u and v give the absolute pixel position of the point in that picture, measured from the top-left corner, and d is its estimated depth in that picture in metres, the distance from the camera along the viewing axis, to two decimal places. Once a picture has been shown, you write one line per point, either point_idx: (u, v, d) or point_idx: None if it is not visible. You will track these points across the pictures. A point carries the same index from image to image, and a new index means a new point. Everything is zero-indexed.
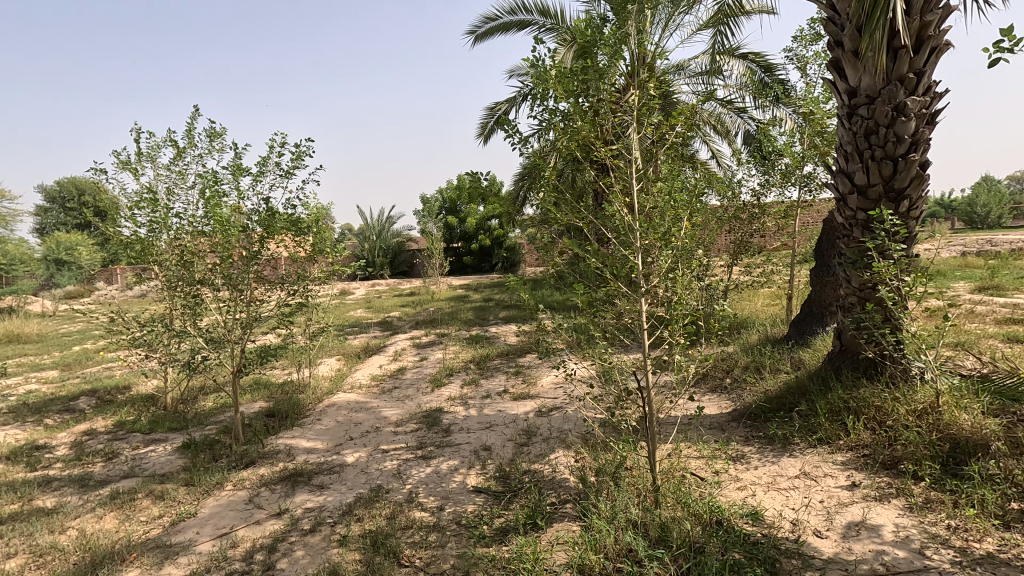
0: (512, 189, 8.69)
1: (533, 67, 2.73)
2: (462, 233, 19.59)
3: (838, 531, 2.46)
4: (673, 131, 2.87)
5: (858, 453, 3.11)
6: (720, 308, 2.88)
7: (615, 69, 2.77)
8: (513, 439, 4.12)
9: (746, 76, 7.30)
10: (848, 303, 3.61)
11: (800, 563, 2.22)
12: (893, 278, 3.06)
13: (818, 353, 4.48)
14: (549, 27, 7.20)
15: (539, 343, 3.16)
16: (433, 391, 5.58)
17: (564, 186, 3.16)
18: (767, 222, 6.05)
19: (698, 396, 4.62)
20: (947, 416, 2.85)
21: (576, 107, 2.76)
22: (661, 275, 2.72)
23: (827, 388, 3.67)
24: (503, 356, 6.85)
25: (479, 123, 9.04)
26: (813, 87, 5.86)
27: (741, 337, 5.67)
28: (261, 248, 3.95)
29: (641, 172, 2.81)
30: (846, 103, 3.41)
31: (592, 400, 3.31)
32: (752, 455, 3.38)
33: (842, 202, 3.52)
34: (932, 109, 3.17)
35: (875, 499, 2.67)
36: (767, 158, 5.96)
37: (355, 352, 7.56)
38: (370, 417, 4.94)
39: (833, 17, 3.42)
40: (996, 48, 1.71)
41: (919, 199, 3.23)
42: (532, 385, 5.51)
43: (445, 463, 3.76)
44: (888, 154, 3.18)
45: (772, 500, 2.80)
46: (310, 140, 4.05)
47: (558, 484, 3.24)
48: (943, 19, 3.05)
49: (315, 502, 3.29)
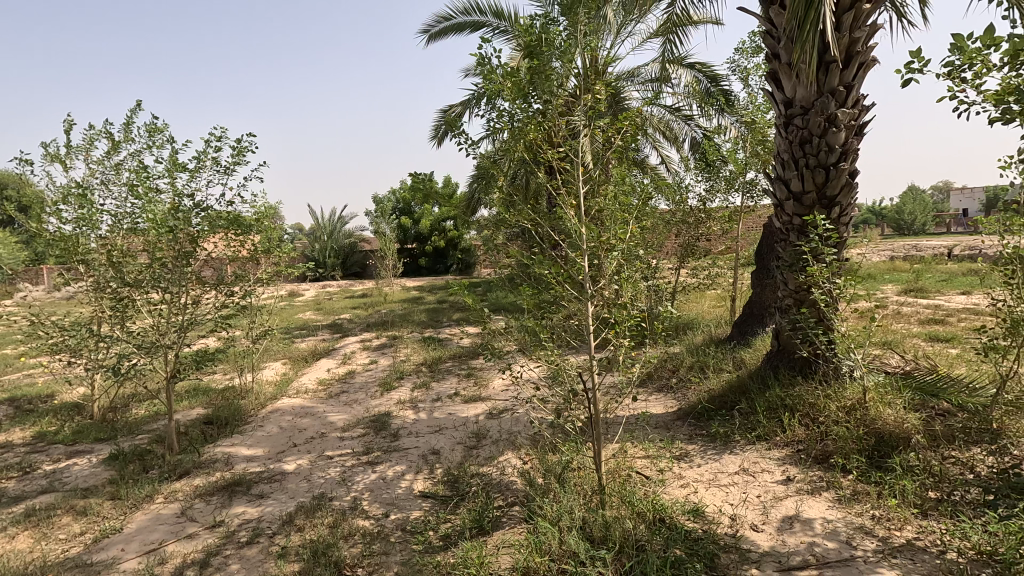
0: (467, 191, 8.68)
1: (478, 66, 2.73)
2: (417, 234, 19.43)
3: (773, 524, 2.56)
4: (621, 134, 2.93)
5: (793, 448, 3.25)
6: (664, 311, 2.98)
7: (566, 73, 2.79)
8: (462, 442, 4.08)
9: (693, 85, 7.58)
10: (785, 304, 3.77)
11: (737, 557, 2.29)
12: (825, 281, 3.21)
13: (757, 353, 4.67)
14: (503, 29, 7.20)
15: (488, 346, 3.12)
16: (382, 395, 5.47)
17: (516, 188, 3.19)
18: (713, 226, 6.26)
19: (644, 396, 4.70)
20: (873, 412, 3.04)
21: (526, 108, 2.78)
22: (609, 277, 2.80)
23: (765, 387, 3.83)
24: (455, 359, 6.79)
25: (433, 124, 8.90)
26: (755, 97, 6.12)
27: (687, 337, 5.85)
28: (195, 248, 3.76)
29: (589, 176, 2.88)
30: (783, 113, 3.55)
31: (539, 402, 3.34)
32: (694, 453, 3.47)
33: (778, 209, 3.68)
34: (860, 121, 3.36)
35: (807, 492, 2.79)
36: (712, 164, 6.18)
37: (302, 355, 7.32)
38: (315, 422, 4.79)
39: (770, 30, 3.56)
40: (908, 68, 1.85)
41: (848, 206, 3.42)
42: (483, 387, 5.48)
43: (391, 469, 3.68)
44: (821, 162, 3.35)
45: (712, 496, 2.88)
46: (253, 135, 3.85)
47: (505, 486, 3.24)
48: (870, 36, 3.23)
49: (253, 513, 3.14)
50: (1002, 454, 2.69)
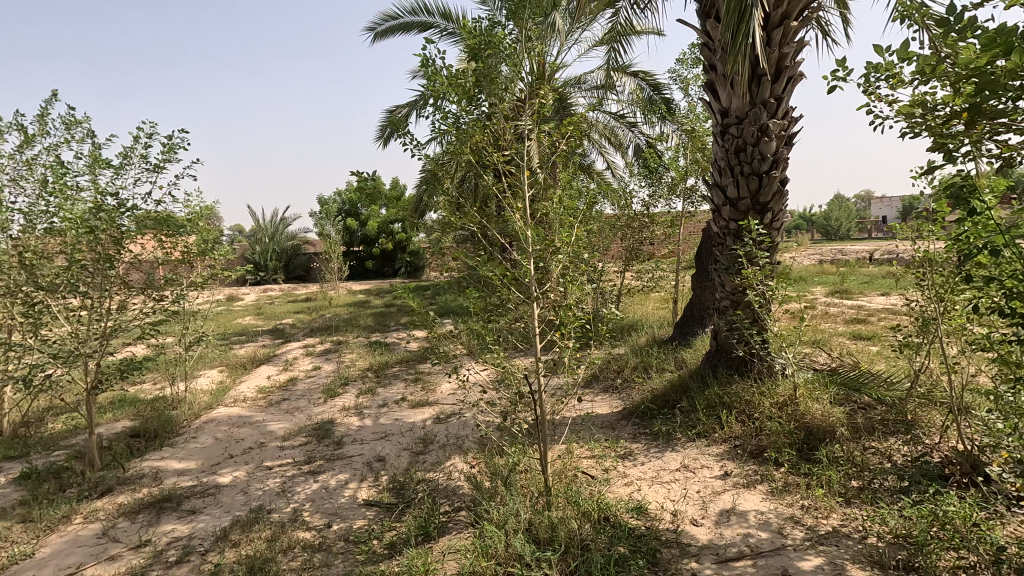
0: (415, 193, 8.57)
1: (423, 67, 2.69)
2: (363, 236, 19.02)
3: (711, 518, 2.64)
4: (566, 139, 2.96)
5: (730, 443, 3.38)
6: (608, 313, 3.04)
7: (511, 77, 2.80)
8: (408, 448, 4.01)
9: (636, 93, 7.80)
10: (722, 306, 3.93)
11: (678, 552, 2.36)
12: (759, 283, 3.36)
13: (697, 353, 4.84)
14: (451, 31, 7.17)
15: (434, 350, 3.08)
16: (325, 402, 5.30)
17: (463, 191, 3.17)
18: (655, 231, 6.40)
19: (590, 397, 4.78)
20: (802, 407, 3.20)
21: (471, 111, 2.77)
22: (554, 280, 2.82)
23: (705, 385, 3.97)
24: (402, 363, 6.67)
25: (380, 124, 8.75)
26: (695, 106, 6.35)
27: (632, 339, 5.99)
28: (120, 250, 3.52)
29: (534, 180, 2.90)
30: (720, 122, 3.70)
31: (486, 405, 3.32)
32: (638, 451, 3.54)
33: (716, 214, 3.83)
34: (790, 132, 3.54)
35: (743, 486, 2.90)
36: (655, 170, 6.37)
37: (240, 362, 7.00)
38: (254, 432, 4.59)
39: (707, 43, 3.71)
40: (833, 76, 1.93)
41: (780, 212, 3.59)
42: (431, 392, 5.42)
43: (334, 478, 3.57)
44: (755, 170, 3.51)
45: (654, 493, 2.95)
46: (184, 133, 3.58)
47: (451, 492, 3.20)
48: (798, 52, 3.42)
49: (183, 530, 2.97)
50: (916, 443, 2.90)
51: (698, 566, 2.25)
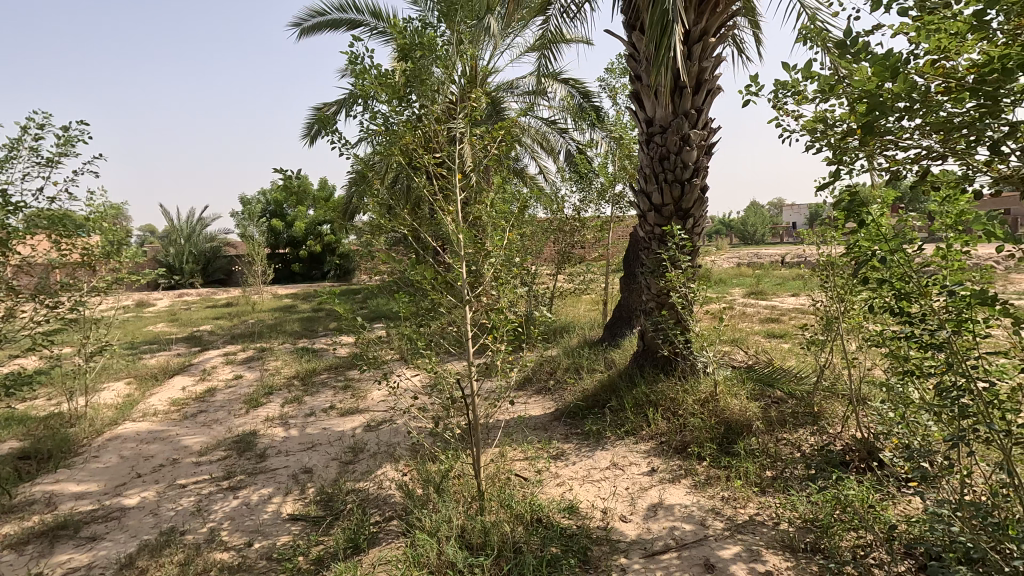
0: (344, 194, 8.31)
1: (350, 64, 2.60)
2: (290, 238, 18.22)
3: (639, 514, 2.73)
4: (497, 143, 2.97)
5: (656, 440, 3.51)
6: (540, 315, 3.07)
7: (442, 79, 2.77)
8: (337, 458, 3.86)
9: (567, 100, 7.96)
10: (649, 307, 4.08)
11: (608, 549, 2.41)
12: (682, 286, 3.52)
13: (626, 353, 5.00)
14: (381, 30, 7.02)
15: (363, 356, 2.99)
16: (247, 413, 5.01)
17: (392, 193, 3.11)
18: (586, 235, 6.55)
19: (523, 399, 4.81)
20: (722, 403, 3.38)
21: (401, 112, 2.71)
22: (486, 283, 2.82)
23: (633, 385, 4.10)
24: (331, 370, 6.43)
25: (306, 123, 8.42)
26: (622, 115, 6.58)
27: (564, 340, 6.09)
28: (9, 251, 3.14)
29: (466, 184, 2.88)
30: (645, 130, 3.84)
31: (418, 411, 3.26)
32: (570, 451, 3.60)
33: (642, 219, 3.97)
34: (708, 142, 3.74)
35: (669, 480, 3.02)
36: (586, 176, 6.53)
37: (150, 373, 6.49)
38: (165, 447, 4.26)
39: (633, 54, 3.84)
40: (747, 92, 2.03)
41: (700, 218, 3.78)
42: (361, 399, 5.25)
43: (256, 493, 3.38)
44: (677, 178, 3.67)
45: (586, 492, 3.00)
46: (83, 124, 3.35)
47: (382, 501, 3.11)
48: (715, 67, 3.61)
49: (81, 560, 2.70)
50: (821, 433, 3.13)
51: (627, 561, 2.31)
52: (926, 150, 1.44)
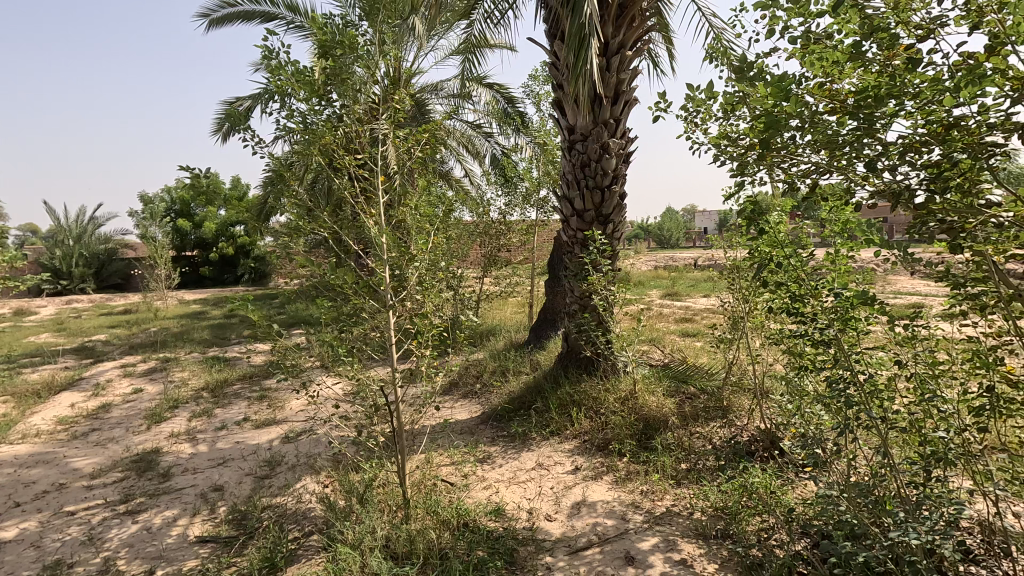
0: (259, 195, 7.88)
1: (265, 59, 2.48)
2: (198, 239, 17.04)
3: (563, 512, 2.79)
4: (421, 146, 2.94)
5: (580, 439, 3.61)
6: (466, 319, 3.07)
7: (364, 79, 2.70)
8: (251, 473, 3.65)
9: (492, 104, 8.02)
10: (572, 310, 4.19)
11: (533, 549, 2.45)
12: (603, 289, 3.64)
13: (550, 355, 5.10)
14: (299, 25, 6.74)
15: (280, 364, 2.85)
16: (148, 429, 4.62)
17: (311, 195, 2.99)
18: (512, 238, 6.61)
19: (450, 403, 4.78)
20: (641, 401, 3.53)
21: (320, 111, 2.62)
22: (411, 288, 2.78)
23: (557, 385, 4.19)
24: (245, 380, 6.07)
25: (217, 118, 7.93)
26: (546, 121, 6.72)
27: (491, 343, 6.12)
28: None
29: (389, 186, 2.83)
30: (567, 138, 3.95)
31: (340, 420, 3.16)
32: (496, 454, 3.62)
33: (565, 224, 4.07)
34: (627, 151, 3.90)
35: (591, 478, 3.11)
36: (511, 180, 6.61)
37: (31, 389, 5.82)
38: (49, 472, 3.84)
39: (555, 63, 3.94)
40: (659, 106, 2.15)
41: (620, 223, 3.94)
42: (278, 409, 5.00)
43: (159, 516, 3.12)
44: (598, 184, 3.80)
45: (512, 494, 3.03)
46: None
47: (301, 516, 2.98)
48: (632, 79, 3.78)
49: None
50: (729, 425, 3.35)
51: (552, 560, 2.36)
52: (814, 165, 1.59)
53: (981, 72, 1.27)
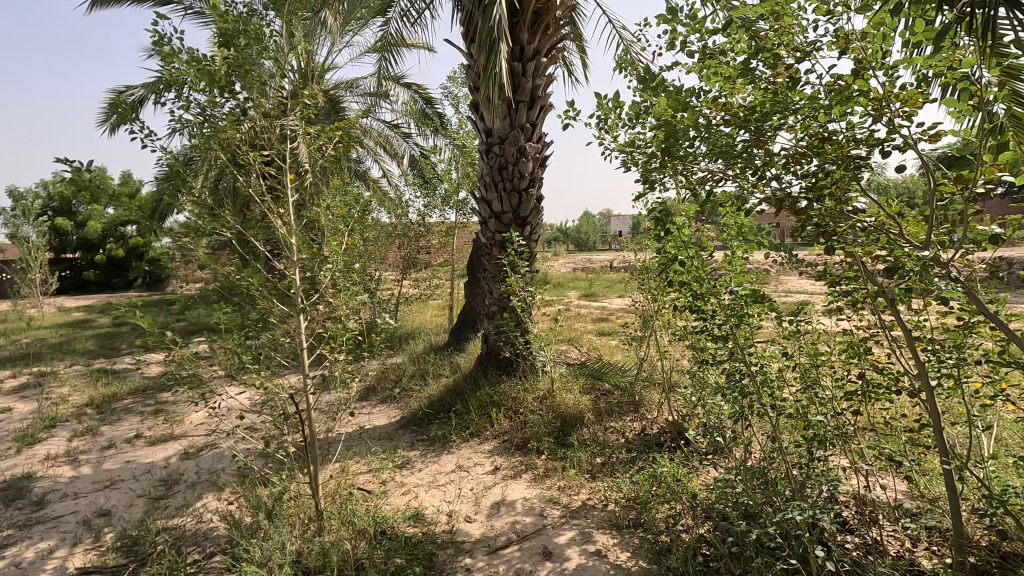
0: (153, 192, 7.25)
1: (156, 44, 2.29)
2: (82, 240, 15.41)
3: (483, 513, 2.80)
4: (333, 144, 2.84)
5: (500, 439, 3.63)
6: (382, 322, 3.00)
7: (270, 73, 2.57)
8: (144, 494, 3.35)
9: (409, 104, 7.90)
10: (491, 311, 4.21)
11: (453, 551, 2.44)
12: (521, 290, 3.69)
13: (470, 357, 5.10)
14: (199, 11, 6.29)
15: (176, 374, 2.63)
16: (18, 453, 4.11)
17: (211, 192, 2.80)
18: (431, 240, 6.54)
19: (367, 409, 4.64)
20: (558, 399, 3.62)
21: (221, 103, 2.45)
22: (323, 291, 2.67)
23: (477, 387, 4.20)
24: (137, 394, 5.56)
25: (102, 107, 7.21)
26: (465, 123, 6.72)
27: (410, 347, 6.02)
28: None
29: (298, 185, 2.71)
30: (484, 140, 3.97)
31: (246, 432, 2.97)
32: (415, 458, 3.56)
33: (483, 225, 4.09)
34: (543, 155, 3.99)
35: (510, 477, 3.14)
36: (430, 181, 6.54)
37: None
38: None
39: (472, 65, 3.95)
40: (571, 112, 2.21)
41: (537, 226, 4.02)
42: (177, 424, 4.62)
43: (31, 549, 2.78)
44: (515, 187, 3.86)
45: (431, 498, 3.00)
46: None
47: (202, 536, 2.77)
48: (548, 85, 3.87)
49: None
50: (641, 419, 3.52)
51: (472, 561, 2.36)
52: (712, 172, 1.71)
53: (848, 92, 1.42)
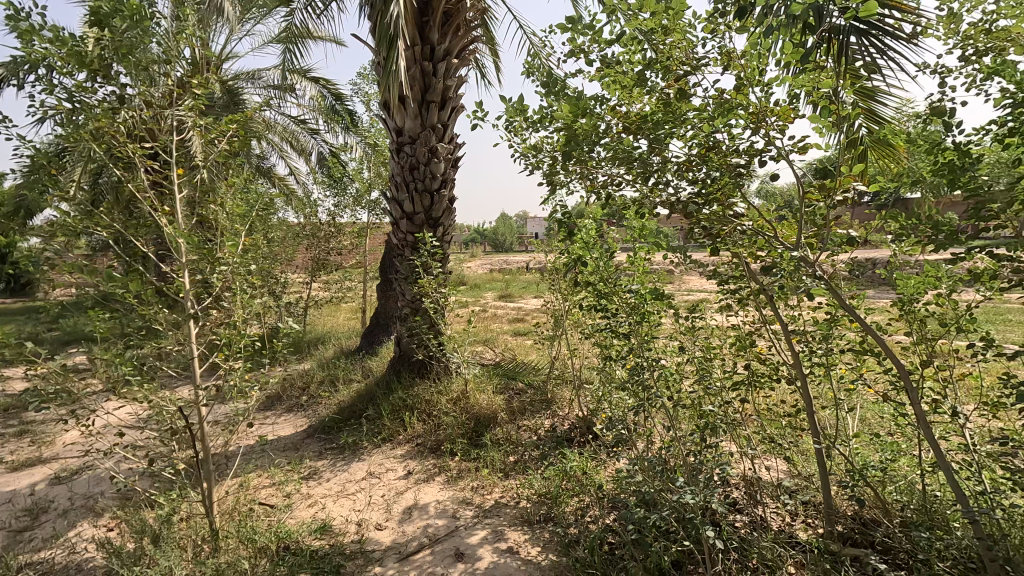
0: (15, 185, 6.41)
1: (10, 18, 2.03)
2: None
3: (394, 519, 2.74)
4: (228, 138, 2.65)
5: (413, 443, 3.57)
6: (285, 327, 2.86)
7: (153, 58, 2.36)
8: (3, 527, 2.95)
9: (317, 99, 7.58)
10: (403, 313, 4.13)
11: (362, 561, 2.36)
12: (434, 292, 3.66)
13: (383, 361, 4.98)
14: None
15: (40, 390, 2.34)
16: None
17: (84, 186, 2.52)
18: (341, 241, 6.31)
19: (272, 419, 4.39)
20: (472, 400, 3.62)
21: (93, 88, 2.21)
22: (217, 295, 2.50)
23: (389, 391, 4.11)
24: None
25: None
26: (376, 121, 6.56)
27: (319, 352, 5.77)
28: None
29: (188, 181, 2.50)
30: (394, 140, 3.89)
31: (129, 450, 2.70)
32: (323, 468, 3.42)
33: (395, 226, 4.01)
34: (454, 156, 3.98)
35: (423, 481, 3.10)
36: (340, 180, 6.31)
37: None
38: None
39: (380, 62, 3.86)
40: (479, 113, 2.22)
41: (449, 227, 4.01)
42: (46, 446, 4.12)
43: None
44: (427, 188, 3.82)
45: (340, 508, 2.89)
46: None
47: (75, 569, 2.49)
48: (459, 87, 3.87)
49: None
50: (552, 416, 3.60)
51: (382, 569, 2.30)
52: (612, 176, 1.79)
53: (730, 106, 1.54)
